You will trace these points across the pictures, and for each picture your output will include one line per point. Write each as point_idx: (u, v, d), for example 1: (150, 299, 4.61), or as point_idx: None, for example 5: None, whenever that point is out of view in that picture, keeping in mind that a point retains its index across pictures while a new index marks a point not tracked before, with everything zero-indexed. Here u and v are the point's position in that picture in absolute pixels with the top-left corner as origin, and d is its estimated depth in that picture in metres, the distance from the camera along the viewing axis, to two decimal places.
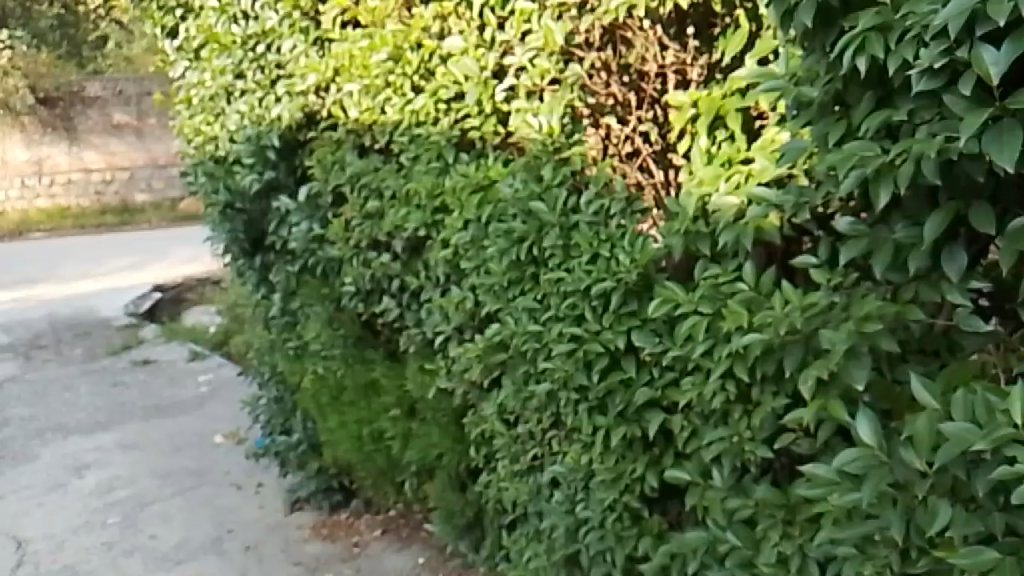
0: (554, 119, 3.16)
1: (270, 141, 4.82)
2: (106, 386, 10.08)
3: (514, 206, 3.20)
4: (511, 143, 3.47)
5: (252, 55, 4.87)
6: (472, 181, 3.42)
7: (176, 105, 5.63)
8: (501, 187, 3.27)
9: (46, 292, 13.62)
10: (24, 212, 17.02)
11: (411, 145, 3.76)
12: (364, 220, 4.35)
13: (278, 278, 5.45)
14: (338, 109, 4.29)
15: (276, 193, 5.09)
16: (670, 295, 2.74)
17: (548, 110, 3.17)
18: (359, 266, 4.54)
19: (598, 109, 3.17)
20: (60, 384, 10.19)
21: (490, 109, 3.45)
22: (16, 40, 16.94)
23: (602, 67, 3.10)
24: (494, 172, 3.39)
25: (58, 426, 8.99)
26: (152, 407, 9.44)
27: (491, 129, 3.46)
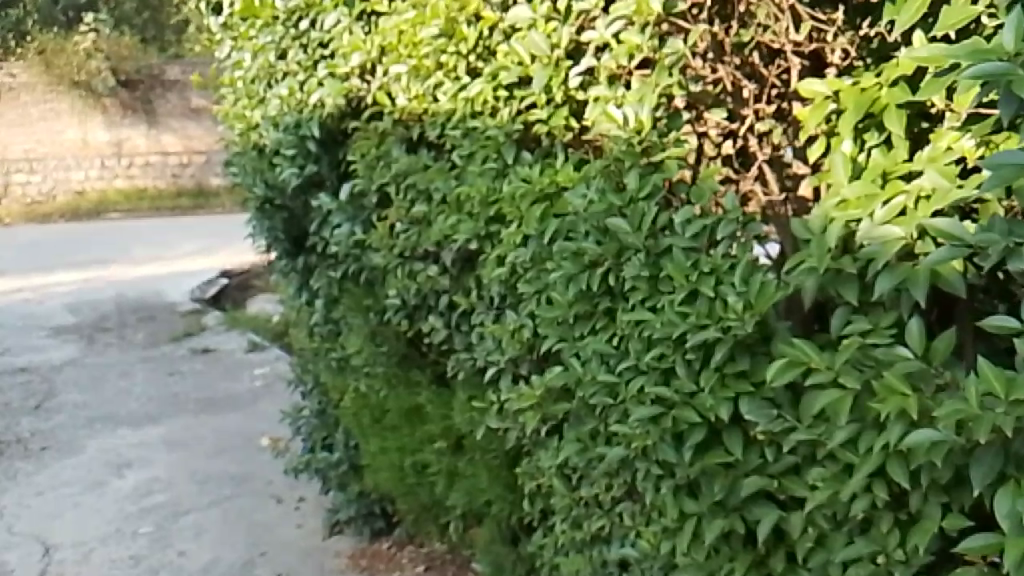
0: (647, 111, 2.39)
1: (310, 131, 4.20)
2: (161, 373, 9.73)
3: (585, 222, 2.48)
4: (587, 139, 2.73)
5: (294, 32, 4.27)
6: (535, 186, 2.73)
7: (222, 88, 5.15)
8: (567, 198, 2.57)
9: (114, 274, 13.47)
10: (103, 192, 16.92)
11: (465, 142, 3.09)
12: (412, 224, 3.71)
13: (319, 283, 4.83)
14: (383, 95, 3.66)
15: (318, 189, 4.48)
16: (798, 355, 2.01)
17: (637, 99, 2.41)
18: (404, 278, 3.87)
19: (699, 99, 2.41)
20: (116, 369, 9.88)
21: (562, 97, 2.73)
22: (101, 25, 17.15)
23: (711, 45, 2.34)
24: (562, 177, 2.69)
25: (109, 416, 8.60)
26: (203, 397, 8.99)
27: (561, 123, 2.73)
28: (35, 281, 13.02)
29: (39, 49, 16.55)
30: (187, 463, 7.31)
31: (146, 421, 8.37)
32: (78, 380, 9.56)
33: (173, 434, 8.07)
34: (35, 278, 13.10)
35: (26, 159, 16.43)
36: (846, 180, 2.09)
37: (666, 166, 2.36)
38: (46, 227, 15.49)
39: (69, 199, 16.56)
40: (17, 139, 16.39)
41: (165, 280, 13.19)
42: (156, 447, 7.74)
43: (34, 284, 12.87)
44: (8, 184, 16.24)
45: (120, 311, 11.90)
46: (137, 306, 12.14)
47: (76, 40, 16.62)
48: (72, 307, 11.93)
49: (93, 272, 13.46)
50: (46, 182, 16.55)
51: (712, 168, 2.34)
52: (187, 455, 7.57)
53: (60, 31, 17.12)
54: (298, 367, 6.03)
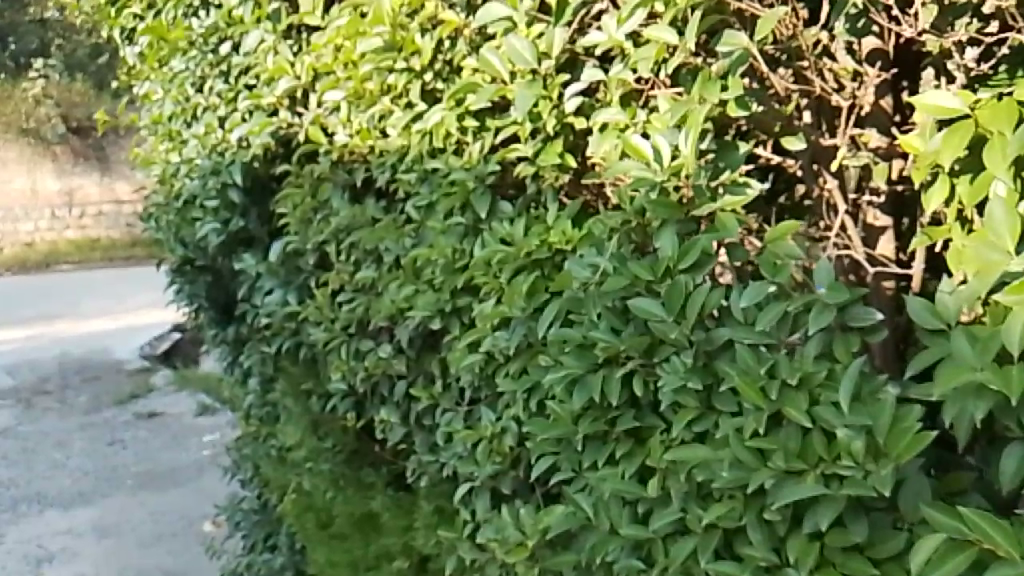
0: (689, 142, 1.58)
1: (231, 178, 3.40)
2: (97, 444, 8.36)
3: (597, 302, 1.67)
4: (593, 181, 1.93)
5: (214, 57, 3.48)
6: (521, 245, 1.95)
7: (143, 129, 4.38)
8: (566, 266, 1.75)
9: (59, 328, 12.08)
10: (53, 243, 15.21)
11: (423, 188, 2.33)
12: (358, 293, 2.91)
13: (252, 360, 3.97)
14: (316, 130, 2.86)
15: (247, 247, 3.66)
16: (965, 532, 1.25)
17: (669, 122, 1.63)
18: (350, 360, 3.04)
19: (769, 122, 1.73)
20: (50, 439, 8.48)
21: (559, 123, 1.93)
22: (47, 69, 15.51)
23: (788, 42, 1.69)
24: (551, 235, 1.93)
25: (37, 496, 7.16)
26: (140, 470, 7.70)
27: (554, 162, 1.94)
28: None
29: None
30: (121, 555, 6.00)
31: (76, 500, 7.08)
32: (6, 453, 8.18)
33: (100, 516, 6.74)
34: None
35: None
36: (1012, 241, 1.34)
37: (721, 220, 1.56)
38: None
39: (14, 250, 14.76)
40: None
41: (114, 337, 11.75)
42: (85, 535, 6.35)
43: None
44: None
45: (64, 371, 10.55)
46: (79, 368, 10.65)
47: (24, 86, 15.17)
48: (8, 370, 10.53)
49: (36, 329, 11.97)
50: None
51: (788, 223, 1.56)
52: (121, 542, 6.14)
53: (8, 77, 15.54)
54: (236, 451, 5.12)
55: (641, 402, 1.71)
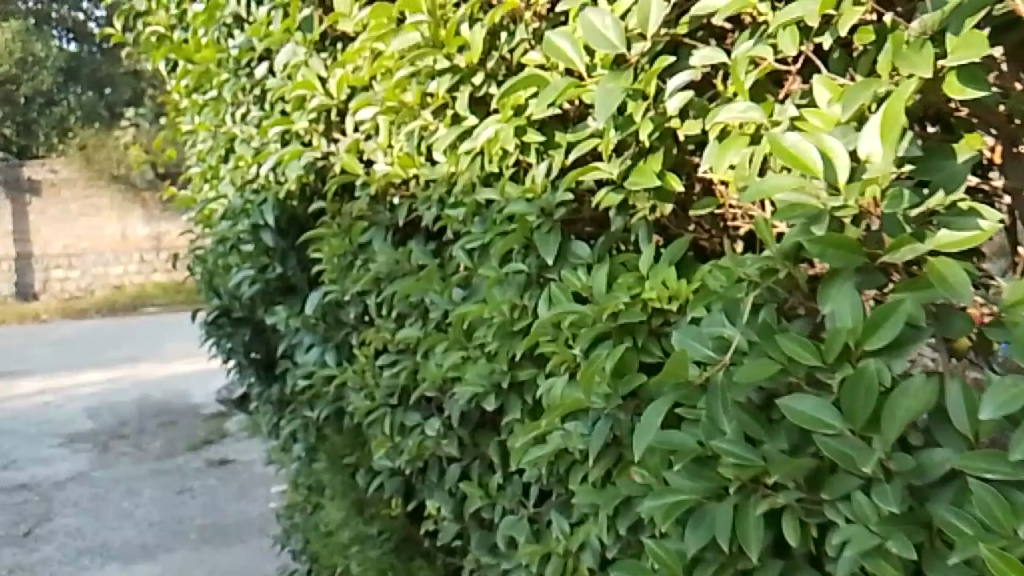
0: (885, 146, 0.97)
1: (263, 218, 2.91)
2: (163, 492, 6.05)
3: (725, 401, 1.09)
4: (701, 207, 1.36)
5: (249, 81, 3.02)
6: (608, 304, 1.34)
7: (189, 164, 3.93)
8: (674, 344, 1.16)
9: (129, 368, 9.60)
10: (141, 287, 13.45)
11: (475, 227, 1.79)
12: (401, 355, 2.37)
13: (295, 425, 3.42)
14: (351, 159, 2.33)
15: (284, 298, 3.14)
16: None
17: (843, 115, 1.04)
18: (396, 435, 2.48)
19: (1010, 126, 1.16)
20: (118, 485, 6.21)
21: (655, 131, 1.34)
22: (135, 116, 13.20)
23: None
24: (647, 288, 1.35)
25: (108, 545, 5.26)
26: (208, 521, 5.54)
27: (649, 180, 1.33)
28: (53, 381, 9.15)
29: (79, 144, 13.27)
30: None
31: (137, 555, 5.00)
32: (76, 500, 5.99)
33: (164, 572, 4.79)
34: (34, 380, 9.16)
35: (66, 254, 13.22)
36: None
37: (936, 267, 0.94)
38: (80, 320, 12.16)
39: (109, 293, 13.17)
40: (52, 235, 13.03)
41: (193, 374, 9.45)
42: None
43: (47, 387, 8.93)
44: (44, 281, 12.94)
45: (142, 414, 8.00)
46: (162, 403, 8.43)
47: (117, 134, 13.29)
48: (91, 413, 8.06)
49: (114, 372, 9.53)
50: (84, 279, 13.22)
51: None
52: None
53: (101, 126, 13.89)
54: (287, 520, 4.56)
55: (790, 550, 1.12)
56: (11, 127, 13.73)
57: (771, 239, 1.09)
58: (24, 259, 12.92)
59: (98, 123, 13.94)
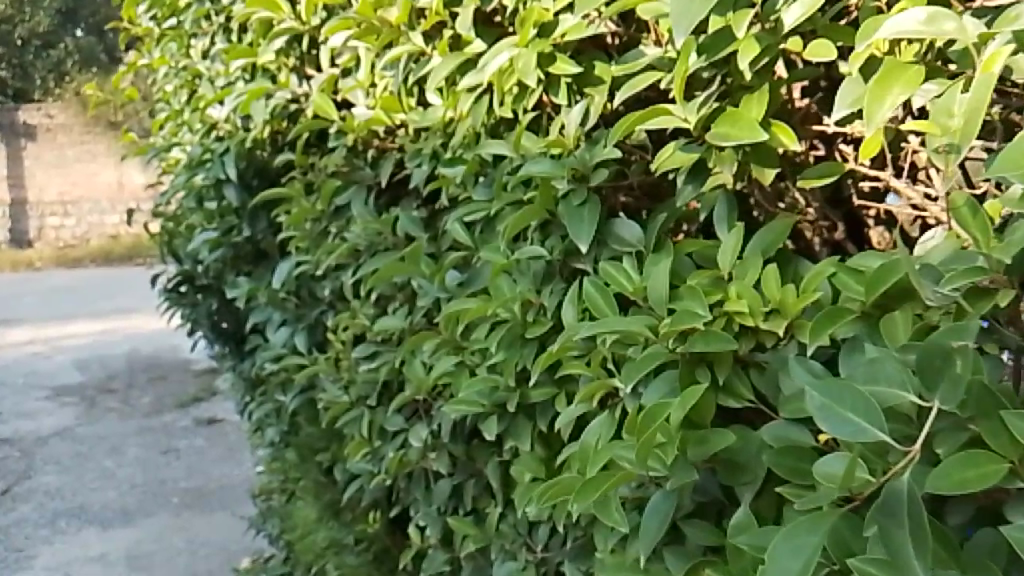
0: None
1: (224, 170, 2.43)
2: (149, 452, 5.00)
3: (915, 510, 0.66)
4: (821, 179, 0.93)
5: (214, 7, 2.56)
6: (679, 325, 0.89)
7: (156, 111, 3.44)
8: (822, 428, 0.70)
9: (130, 322, 8.81)
10: (137, 238, 12.50)
11: (477, 192, 1.33)
12: (382, 347, 1.90)
13: (266, 409, 2.96)
14: (325, 102, 1.85)
15: (251, 266, 2.65)
16: None
17: None
18: (374, 440, 2.02)
19: None
20: (102, 442, 5.16)
21: (766, 57, 0.87)
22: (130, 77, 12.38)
23: None
24: (733, 295, 0.92)
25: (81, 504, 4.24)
26: (192, 486, 4.45)
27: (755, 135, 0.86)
28: (45, 334, 8.25)
29: (77, 90, 12.51)
30: None
31: (116, 520, 4.03)
32: (56, 455, 5.02)
33: (140, 544, 3.75)
34: (43, 330, 8.45)
35: (61, 203, 12.44)
36: None
37: None
38: (70, 268, 11.31)
39: (103, 244, 12.29)
40: (47, 180, 12.28)
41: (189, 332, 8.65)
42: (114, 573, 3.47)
43: (40, 336, 8.16)
44: (48, 237, 11.84)
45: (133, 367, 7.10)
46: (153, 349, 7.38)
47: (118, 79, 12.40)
48: (79, 364, 7.18)
49: (106, 323, 8.72)
50: (79, 226, 12.43)
51: None
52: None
53: (99, 72, 13.14)
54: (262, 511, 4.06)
55: None
56: (7, 70, 12.91)
57: (992, 242, 0.72)
58: (14, 206, 12.19)
59: (97, 68, 13.33)
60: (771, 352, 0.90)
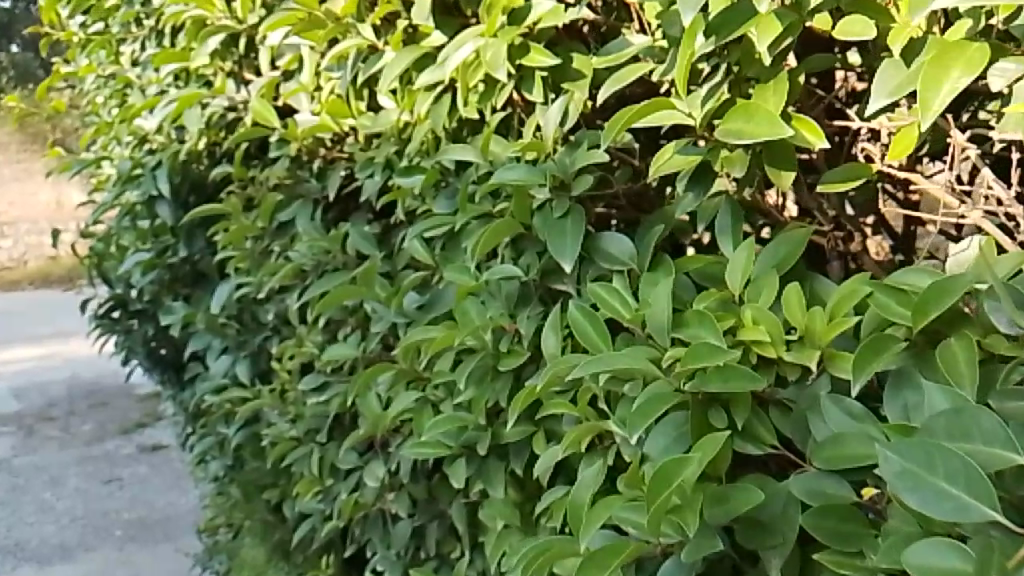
0: None
1: (156, 186, 2.23)
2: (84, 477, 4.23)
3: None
4: (853, 181, 0.81)
5: (144, 9, 2.36)
6: (692, 365, 0.73)
7: (84, 125, 3.20)
8: (909, 503, 0.57)
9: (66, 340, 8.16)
10: None
11: (437, 205, 1.18)
12: (332, 377, 1.72)
13: (208, 444, 2.73)
14: (264, 107, 1.66)
15: (189, 289, 2.44)
16: None
17: None
18: (325, 478, 1.83)
19: None
20: (37, 472, 4.32)
21: (787, 37, 0.73)
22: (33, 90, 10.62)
23: None
24: (747, 320, 0.78)
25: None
26: (136, 516, 3.73)
27: (781, 131, 0.72)
28: None
29: None
30: None
31: (53, 557, 3.31)
32: None
33: None
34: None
35: None
36: None
37: None
38: None
39: None
40: None
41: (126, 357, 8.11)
42: None
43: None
44: None
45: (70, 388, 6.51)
46: (94, 372, 6.85)
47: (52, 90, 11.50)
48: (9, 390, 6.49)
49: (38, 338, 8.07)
50: None
51: None
52: None
53: None
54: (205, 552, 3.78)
55: None
56: None
57: None
58: None
59: None
60: (794, 388, 0.76)
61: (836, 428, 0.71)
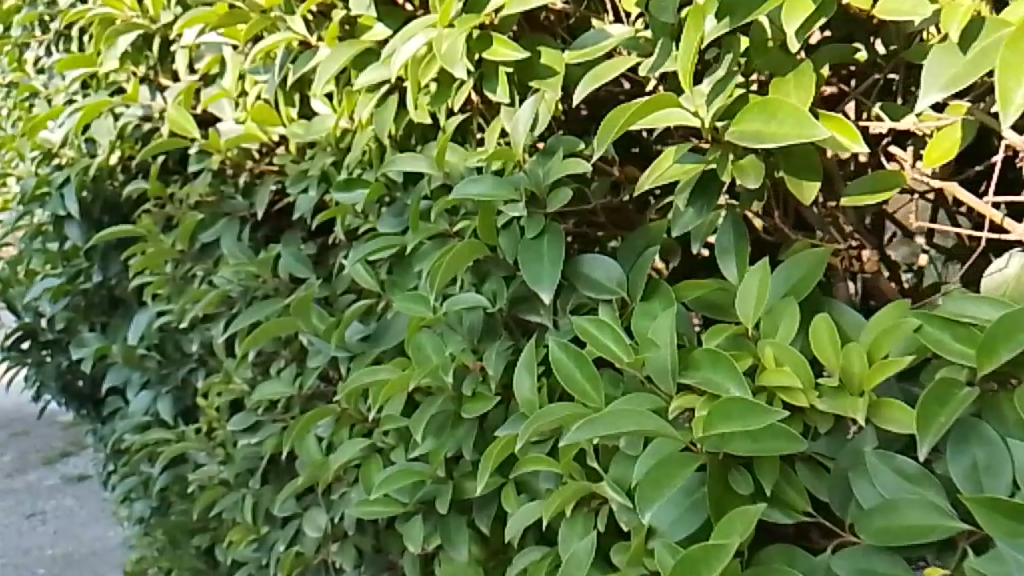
0: None
1: (64, 205, 2.00)
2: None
3: None
4: (888, 191, 0.68)
5: (49, 10, 2.14)
6: (725, 432, 0.58)
7: None
8: None
9: None
10: None
11: (383, 222, 1.03)
12: (264, 416, 1.54)
13: (129, 487, 2.47)
14: (182, 115, 1.47)
15: (106, 317, 2.21)
16: None
17: None
18: (260, 526, 1.64)
19: None
20: None
21: (821, 18, 0.61)
22: None
23: None
24: (767, 360, 0.65)
25: None
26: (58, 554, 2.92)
27: (814, 131, 0.59)
28: None
29: None
30: None
31: None
32: None
33: None
34: None
35: None
36: None
37: None
38: None
39: None
40: None
41: None
42: None
43: None
44: None
45: None
46: None
47: None
48: None
49: None
50: None
51: None
52: None
53: None
54: None
55: None
56: None
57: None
58: None
59: None
60: (826, 440, 0.63)
61: (888, 494, 0.59)
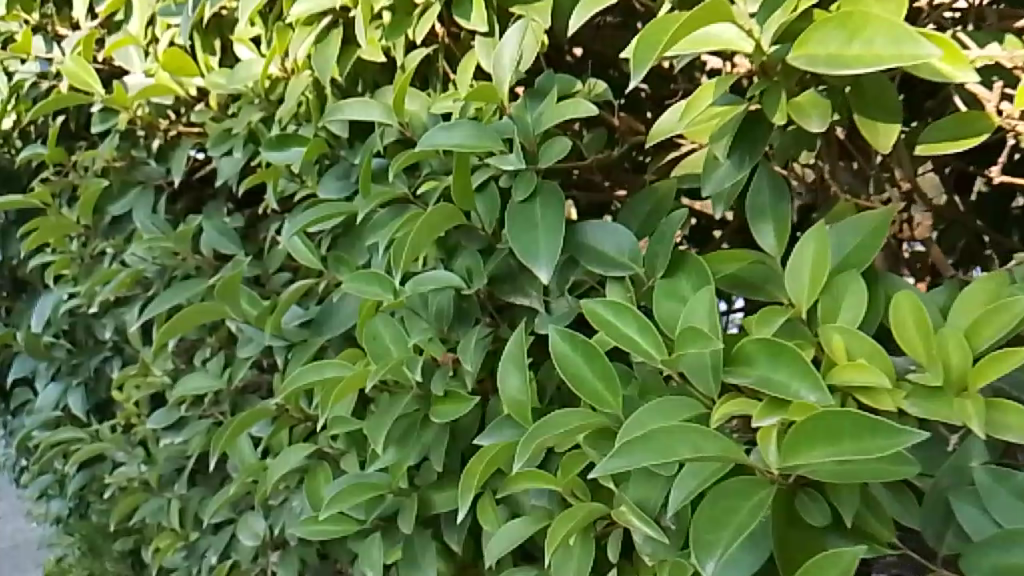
0: None
1: None
2: None
3: None
4: (978, 136, 0.54)
5: None
6: (827, 460, 0.44)
7: None
8: None
9: None
10: None
11: (323, 185, 0.85)
12: (191, 411, 1.35)
13: (40, 487, 2.21)
14: (79, 65, 1.24)
15: (8, 301, 1.96)
16: None
17: None
18: (189, 533, 1.45)
19: None
20: None
21: None
22: None
23: None
24: (834, 351, 0.51)
25: None
26: None
27: (921, 49, 0.45)
28: None
29: None
30: None
31: None
32: None
33: None
34: None
35: None
36: None
37: None
38: None
39: None
40: None
41: None
42: None
43: None
44: None
45: None
46: None
47: None
48: None
49: None
50: None
51: None
52: None
53: None
54: None
55: None
56: None
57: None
58: None
59: None
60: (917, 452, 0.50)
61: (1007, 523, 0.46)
